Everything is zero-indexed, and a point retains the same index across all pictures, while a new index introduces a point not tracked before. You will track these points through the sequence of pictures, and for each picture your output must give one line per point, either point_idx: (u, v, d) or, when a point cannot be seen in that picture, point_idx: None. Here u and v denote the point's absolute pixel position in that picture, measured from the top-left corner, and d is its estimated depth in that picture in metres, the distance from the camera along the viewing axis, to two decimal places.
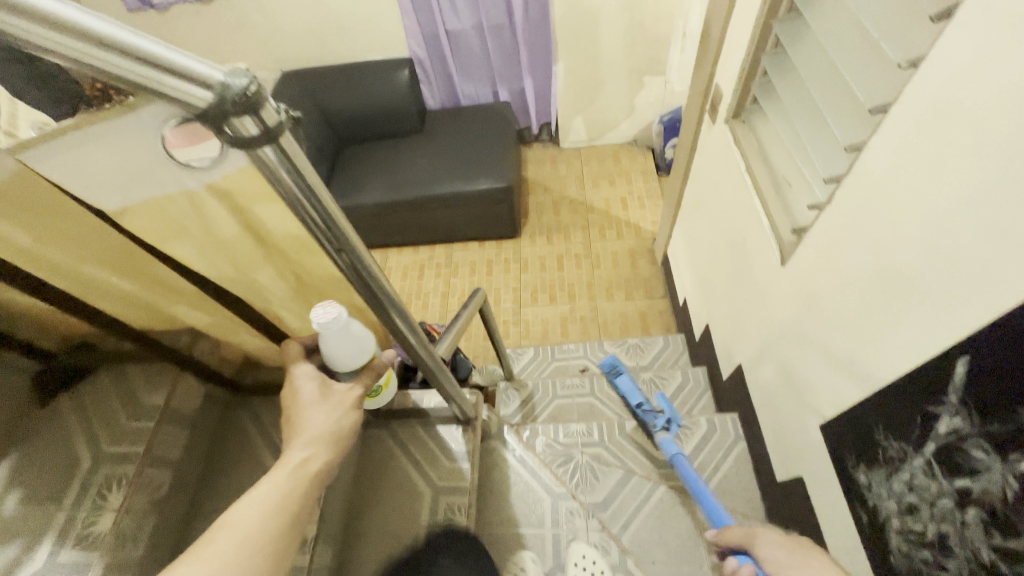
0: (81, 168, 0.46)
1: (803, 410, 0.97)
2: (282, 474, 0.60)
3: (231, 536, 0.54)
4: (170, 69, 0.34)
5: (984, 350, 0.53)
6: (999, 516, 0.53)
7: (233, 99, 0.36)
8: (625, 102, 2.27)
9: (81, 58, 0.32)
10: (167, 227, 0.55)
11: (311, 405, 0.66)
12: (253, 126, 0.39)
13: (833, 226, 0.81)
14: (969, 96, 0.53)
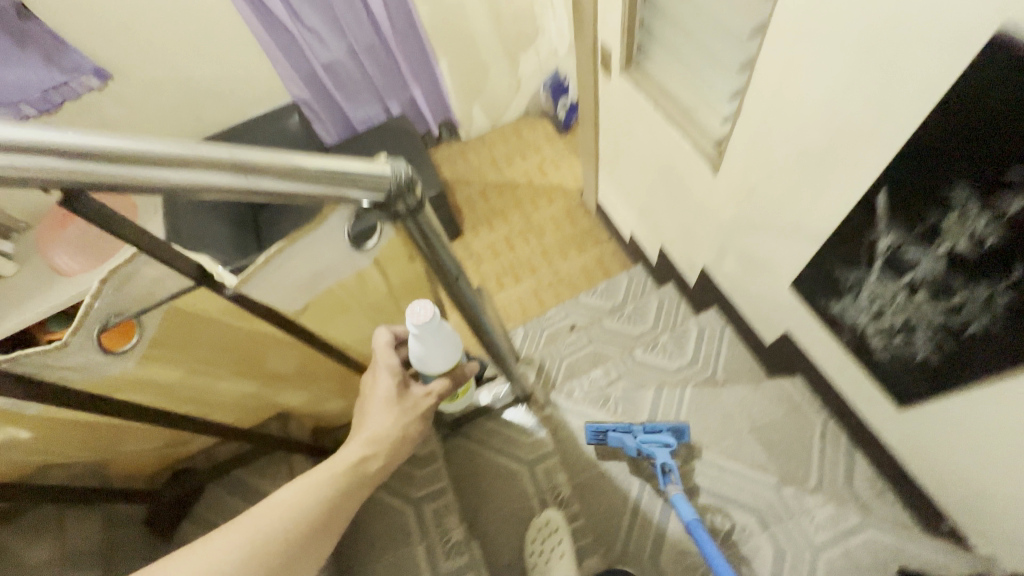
0: (278, 284, 0.62)
1: (769, 279, 1.18)
2: (341, 464, 0.66)
3: (277, 513, 0.59)
4: (363, 177, 0.48)
5: (894, 182, 0.74)
6: (939, 287, 0.75)
7: (397, 192, 0.51)
8: (508, 80, 2.40)
9: (303, 192, 0.46)
10: (327, 314, 0.75)
11: (379, 404, 0.74)
12: (410, 204, 0.54)
13: (749, 130, 0.99)
14: (821, 10, 0.72)
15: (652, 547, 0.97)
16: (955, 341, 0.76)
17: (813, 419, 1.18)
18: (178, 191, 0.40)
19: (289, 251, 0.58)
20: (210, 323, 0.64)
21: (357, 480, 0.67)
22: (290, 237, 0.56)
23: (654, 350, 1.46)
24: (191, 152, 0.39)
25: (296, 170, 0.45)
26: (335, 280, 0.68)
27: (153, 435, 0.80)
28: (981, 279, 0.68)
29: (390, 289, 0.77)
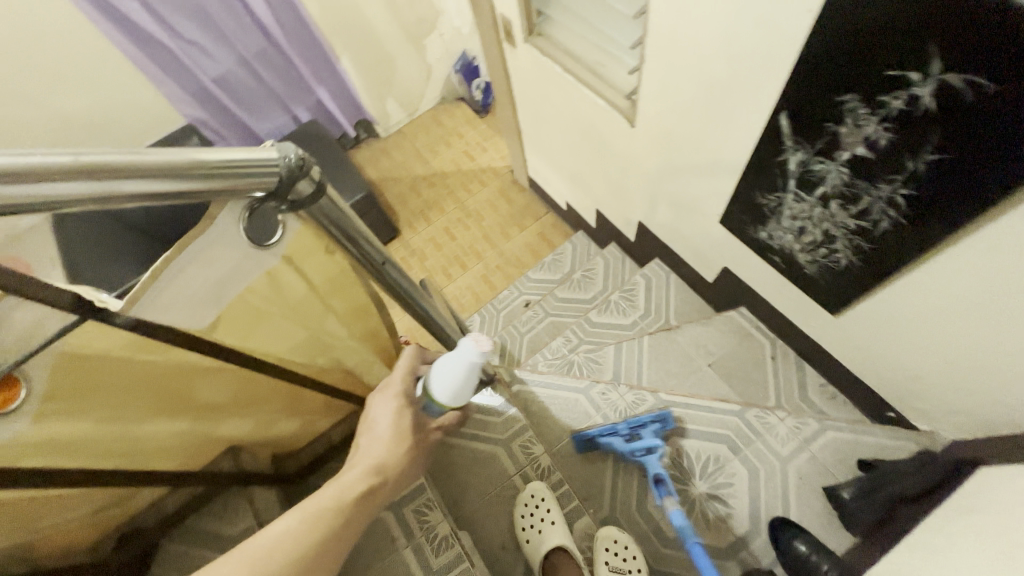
0: (180, 298, 0.56)
1: (701, 219, 1.22)
2: (350, 491, 0.62)
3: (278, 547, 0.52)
4: (247, 163, 0.45)
5: (791, 102, 0.77)
6: (849, 196, 0.79)
7: (292, 177, 0.49)
8: (417, 69, 2.33)
9: (181, 191, 0.42)
10: (247, 326, 0.68)
11: (390, 431, 0.72)
12: (306, 186, 0.52)
13: (657, 74, 1.00)
14: None
15: (639, 497, 1.04)
16: (870, 242, 0.82)
17: (763, 343, 1.24)
18: (19, 207, 0.34)
19: (178, 262, 0.52)
20: (112, 357, 0.57)
21: (357, 514, 0.61)
22: (176, 245, 0.50)
23: (608, 310, 1.49)
24: (29, 159, 0.32)
25: (168, 166, 0.40)
26: (243, 287, 0.62)
27: (84, 499, 0.70)
28: (883, 181, 0.72)
29: (312, 289, 0.72)
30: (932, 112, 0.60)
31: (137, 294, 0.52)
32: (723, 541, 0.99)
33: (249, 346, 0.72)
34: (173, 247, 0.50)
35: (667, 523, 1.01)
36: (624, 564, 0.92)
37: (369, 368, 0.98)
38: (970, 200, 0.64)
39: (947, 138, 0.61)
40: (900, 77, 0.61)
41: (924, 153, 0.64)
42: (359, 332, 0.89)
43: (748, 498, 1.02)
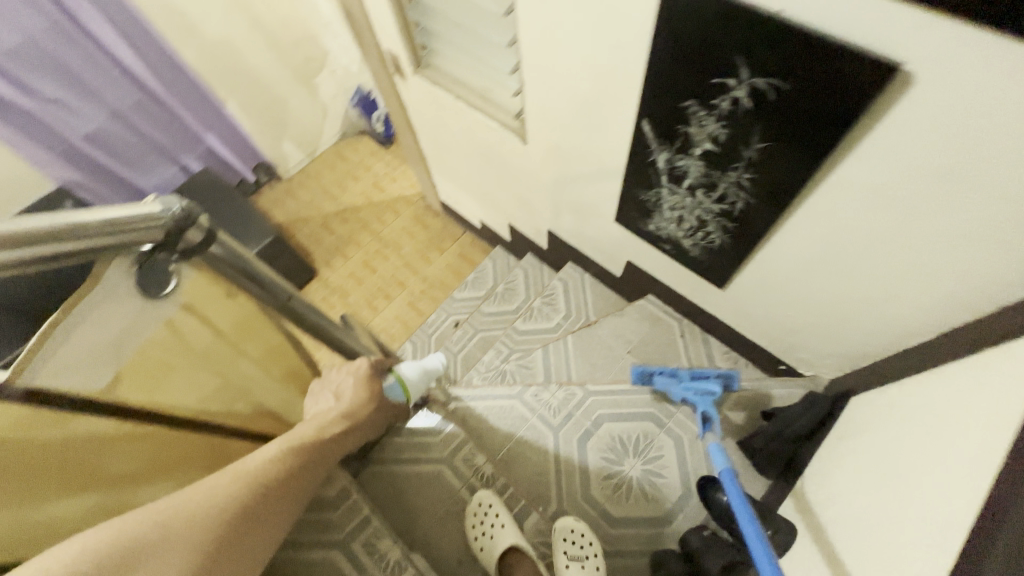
0: (78, 358, 0.56)
1: (599, 220, 1.33)
2: (317, 432, 0.80)
3: (257, 461, 0.70)
4: (133, 219, 0.47)
5: (648, 110, 0.88)
6: (708, 183, 0.92)
7: (180, 225, 0.52)
8: (312, 107, 2.30)
9: (65, 252, 0.42)
10: (153, 380, 0.67)
11: (354, 390, 0.91)
12: (198, 233, 0.56)
13: (538, 94, 1.10)
14: None
15: (583, 486, 1.10)
16: (733, 221, 0.95)
17: (672, 324, 1.37)
18: None
19: (71, 321, 0.52)
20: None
21: (323, 448, 0.78)
22: (67, 303, 0.51)
23: (532, 317, 1.56)
24: None
25: (51, 231, 0.40)
26: (144, 339, 0.62)
27: None
28: (730, 169, 0.85)
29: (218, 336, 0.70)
30: (752, 109, 0.72)
31: (30, 356, 0.51)
32: (660, 510, 1.07)
33: (158, 399, 0.69)
34: (64, 306, 0.51)
35: (611, 504, 1.08)
36: (583, 551, 0.98)
37: (292, 408, 0.96)
38: (797, 175, 0.77)
39: (768, 129, 0.73)
40: (723, 83, 0.73)
41: (753, 144, 0.77)
42: (277, 372, 0.90)
43: (677, 466, 1.11)
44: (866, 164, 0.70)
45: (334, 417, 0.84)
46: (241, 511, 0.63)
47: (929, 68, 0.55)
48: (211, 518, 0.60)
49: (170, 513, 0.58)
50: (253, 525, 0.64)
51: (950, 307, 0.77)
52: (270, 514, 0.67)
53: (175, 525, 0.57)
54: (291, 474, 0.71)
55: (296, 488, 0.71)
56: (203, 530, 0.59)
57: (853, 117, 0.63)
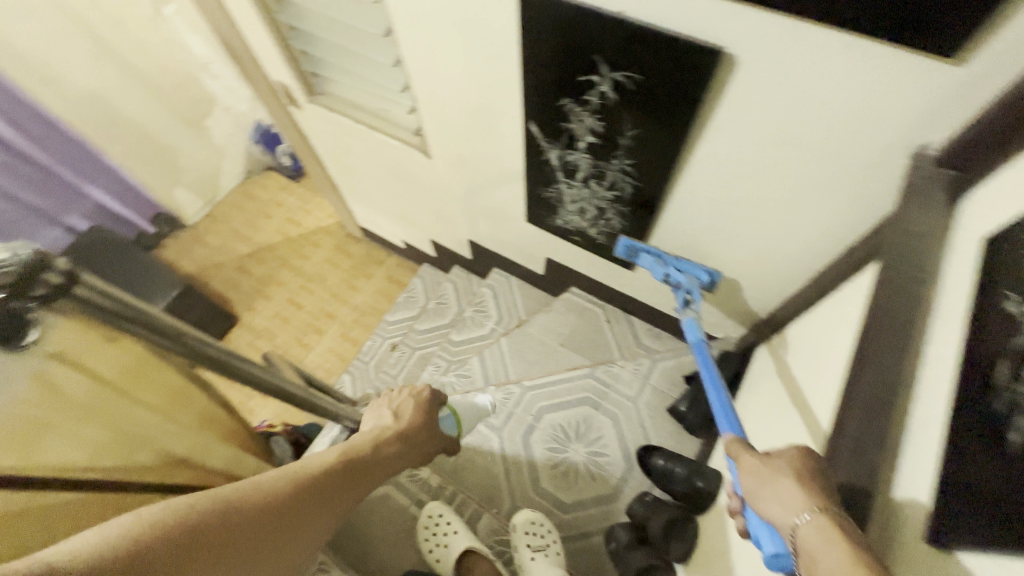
0: None
1: (513, 222, 1.38)
2: (366, 451, 0.76)
3: (310, 467, 0.66)
4: None
5: (531, 112, 0.93)
6: (599, 174, 0.98)
7: (32, 271, 0.48)
8: (209, 148, 2.20)
9: None
10: (30, 439, 0.59)
11: (409, 413, 0.90)
12: (60, 276, 0.51)
13: (431, 109, 1.13)
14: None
15: (532, 480, 1.14)
16: (626, 204, 1.02)
17: (596, 311, 1.41)
18: None
19: None
20: None
21: (371, 466, 0.75)
22: None
23: (466, 326, 1.58)
24: None
25: None
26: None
27: None
28: (612, 157, 0.92)
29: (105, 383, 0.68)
30: (619, 100, 0.79)
31: None
32: (607, 487, 1.11)
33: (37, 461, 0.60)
34: None
35: (562, 492, 1.12)
36: (544, 540, 1.00)
37: (210, 454, 0.86)
38: (668, 155, 0.84)
39: (636, 117, 0.80)
40: (589, 80, 0.79)
41: (626, 132, 0.84)
42: (190, 420, 0.85)
43: (618, 443, 1.17)
44: (720, 139, 0.78)
45: (389, 435, 0.83)
46: (287, 513, 0.59)
47: (746, 51, 0.64)
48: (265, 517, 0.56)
49: (227, 502, 0.53)
50: (292, 531, 0.58)
51: (811, 255, 0.87)
52: (310, 523, 0.61)
53: (235, 512, 0.53)
54: (346, 485, 0.68)
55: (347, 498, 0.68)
56: (257, 524, 0.55)
57: (700, 98, 0.71)
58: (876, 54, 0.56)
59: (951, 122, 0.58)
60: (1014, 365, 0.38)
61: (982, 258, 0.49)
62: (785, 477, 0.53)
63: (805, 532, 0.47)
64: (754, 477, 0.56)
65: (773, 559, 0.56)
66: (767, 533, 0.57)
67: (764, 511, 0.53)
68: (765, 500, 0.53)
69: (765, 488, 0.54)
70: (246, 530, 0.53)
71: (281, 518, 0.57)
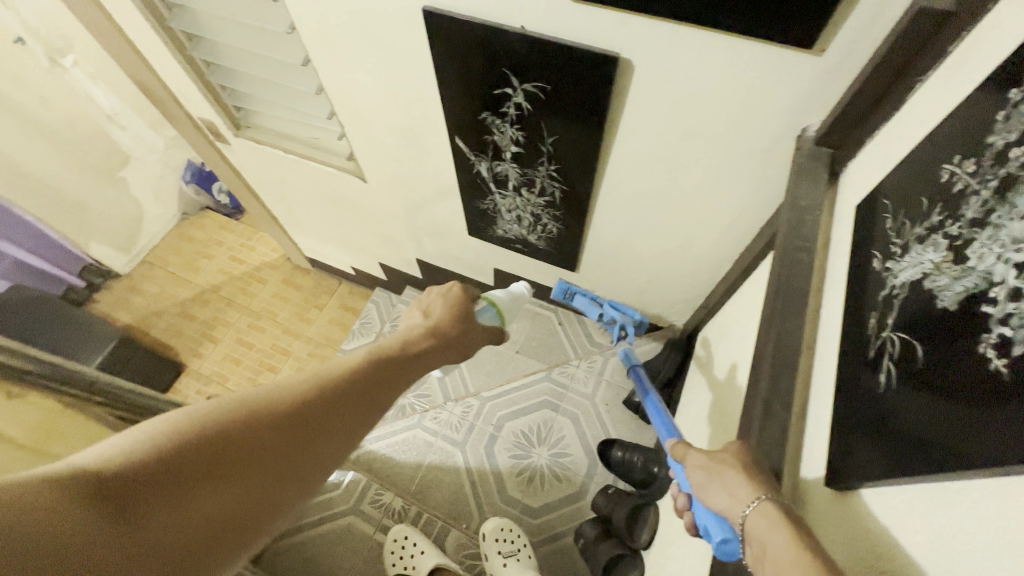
0: None
1: (456, 236, 1.39)
2: (397, 348, 0.62)
3: (335, 369, 0.55)
4: None
5: (455, 127, 0.95)
6: (527, 181, 1.02)
7: None
8: (137, 193, 2.11)
9: None
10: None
11: (439, 310, 0.73)
12: None
13: (359, 133, 1.13)
14: (335, 22, 0.87)
15: (499, 489, 1.14)
16: (558, 209, 1.06)
17: (548, 315, 1.41)
18: None
19: None
20: None
21: (406, 365, 0.61)
22: None
23: None
24: None
25: None
26: None
27: None
28: (537, 165, 0.95)
29: None
30: (534, 109, 0.82)
31: None
32: (573, 486, 1.14)
33: None
34: None
35: (529, 498, 1.13)
36: (514, 545, 1.01)
37: None
38: (588, 158, 0.88)
39: (553, 123, 0.83)
40: (503, 93, 0.83)
41: (546, 139, 0.88)
42: None
43: (580, 441, 1.19)
44: (632, 138, 0.82)
45: (424, 327, 0.69)
46: (316, 417, 0.50)
47: (638, 56, 0.68)
48: (280, 420, 0.48)
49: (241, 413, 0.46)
50: (325, 436, 0.50)
51: (730, 239, 0.93)
52: (346, 426, 0.52)
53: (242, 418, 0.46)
54: (384, 379, 0.58)
55: (389, 393, 0.58)
56: (272, 430, 0.47)
57: (607, 100, 0.75)
58: (749, 51, 0.61)
59: (821, 107, 0.64)
60: (881, 316, 0.43)
61: (856, 227, 0.54)
62: (730, 468, 0.51)
63: (753, 521, 0.45)
64: (703, 472, 0.54)
65: (722, 546, 0.52)
66: (713, 521, 0.54)
67: (712, 503, 0.51)
68: (713, 493, 0.51)
69: (711, 480, 0.52)
70: (258, 434, 0.46)
71: (302, 421, 0.49)
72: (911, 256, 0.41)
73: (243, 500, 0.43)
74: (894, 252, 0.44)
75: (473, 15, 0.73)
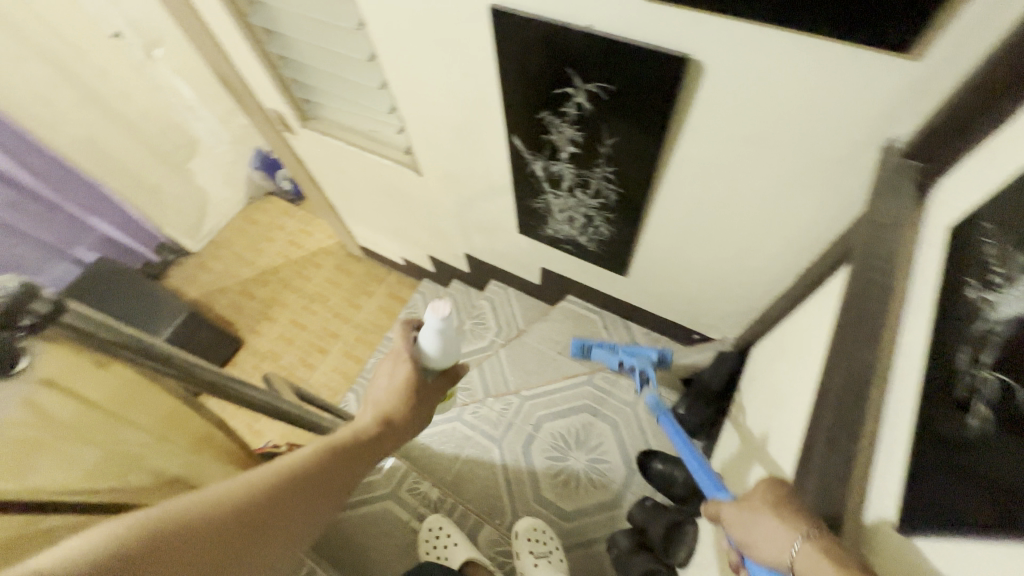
0: None
1: (505, 233, 1.39)
2: (349, 436, 0.65)
3: (292, 462, 0.57)
4: None
5: (515, 127, 0.95)
6: (582, 182, 1.00)
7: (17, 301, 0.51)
8: (210, 177, 2.25)
9: None
10: (15, 455, 0.59)
11: (389, 383, 0.73)
12: (42, 303, 0.54)
13: (418, 127, 1.15)
14: (401, 19, 0.88)
15: (533, 488, 1.14)
16: (613, 211, 1.03)
17: (593, 319, 1.40)
18: None
19: None
20: None
21: (362, 450, 0.64)
22: None
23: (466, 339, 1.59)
24: None
25: None
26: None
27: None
28: (594, 167, 0.93)
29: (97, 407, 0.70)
30: (595, 109, 0.81)
31: None
32: (608, 493, 1.12)
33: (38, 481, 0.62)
34: None
35: (562, 501, 1.12)
36: (546, 547, 1.01)
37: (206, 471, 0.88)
38: (648, 160, 0.85)
39: (612, 124, 0.81)
40: (564, 93, 0.81)
41: (606, 139, 0.86)
42: (185, 441, 0.85)
43: (618, 449, 1.16)
44: (696, 143, 0.79)
45: (372, 417, 0.69)
46: (276, 512, 0.51)
47: (710, 58, 0.65)
48: (246, 494, 0.50)
49: (206, 507, 0.47)
50: (282, 531, 0.51)
51: (795, 253, 0.88)
52: (300, 521, 0.53)
53: (209, 494, 0.48)
54: (344, 455, 0.62)
55: (352, 468, 0.62)
56: (254, 508, 0.50)
57: (672, 104, 0.72)
58: (836, 55, 0.57)
59: (912, 116, 0.59)
60: (974, 351, 0.39)
61: (945, 250, 0.50)
62: (766, 515, 0.54)
63: (799, 559, 0.47)
64: (742, 526, 0.56)
65: None
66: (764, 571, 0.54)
67: (761, 557, 0.53)
68: (757, 544, 0.53)
69: (751, 531, 0.55)
70: (223, 512, 0.48)
71: (269, 494, 0.52)
72: (1017, 288, 0.37)
73: (213, 572, 0.45)
74: (995, 281, 0.40)
75: (538, 13, 0.73)
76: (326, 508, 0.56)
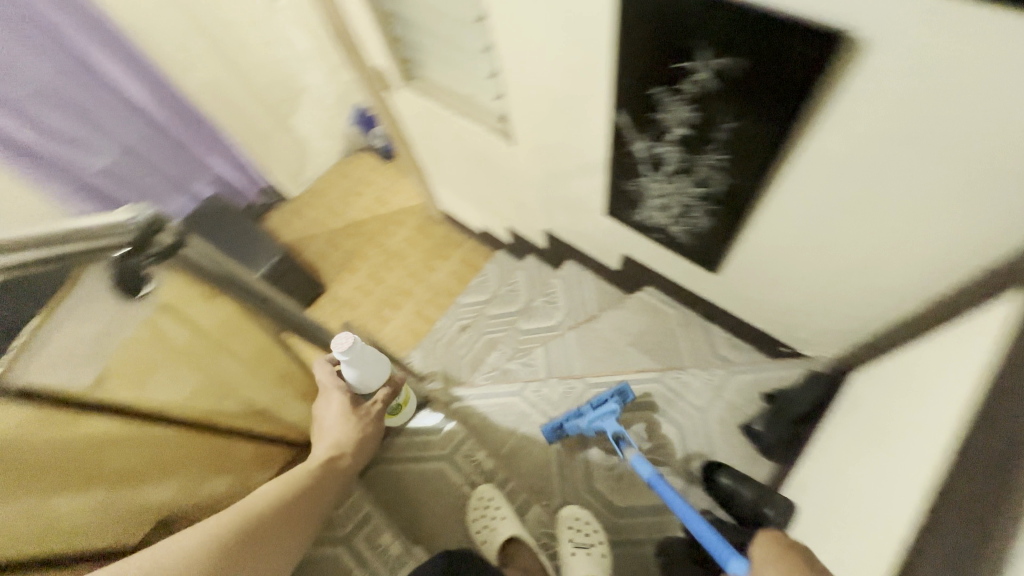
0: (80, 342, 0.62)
1: (591, 214, 1.34)
2: (308, 472, 0.82)
3: (253, 503, 0.72)
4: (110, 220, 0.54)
5: (622, 100, 0.89)
6: (686, 169, 0.91)
7: (147, 229, 0.57)
8: (312, 129, 2.38)
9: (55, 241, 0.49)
10: (139, 370, 0.69)
11: (333, 420, 0.90)
12: (167, 236, 0.61)
13: (518, 95, 1.12)
14: None
15: (585, 477, 1.12)
16: (717, 204, 0.94)
17: (671, 314, 1.33)
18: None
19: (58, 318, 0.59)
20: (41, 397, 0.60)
21: (320, 481, 0.82)
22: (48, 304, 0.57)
23: (535, 316, 1.57)
24: None
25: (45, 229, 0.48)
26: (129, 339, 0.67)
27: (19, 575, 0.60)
28: (703, 153, 0.85)
29: (203, 333, 0.76)
30: (717, 88, 0.72)
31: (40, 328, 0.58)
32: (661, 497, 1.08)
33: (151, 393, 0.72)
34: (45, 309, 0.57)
35: (614, 494, 1.10)
36: (589, 539, 1.00)
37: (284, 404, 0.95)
38: (771, 150, 0.75)
39: (734, 107, 0.72)
40: (685, 67, 0.73)
41: (722, 124, 0.77)
42: (271, 374, 0.92)
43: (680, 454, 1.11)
44: (835, 133, 0.69)
45: (324, 453, 0.87)
46: (249, 535, 0.66)
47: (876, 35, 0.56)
48: (222, 526, 0.65)
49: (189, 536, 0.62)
50: (260, 546, 0.66)
51: (934, 275, 0.75)
52: (273, 538, 0.69)
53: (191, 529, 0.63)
54: (299, 489, 0.78)
55: (309, 497, 0.78)
56: (230, 536, 0.64)
57: (814, 87, 0.63)
58: None
59: None
60: None
61: None
62: None
63: None
64: None
65: None
66: None
67: None
68: None
69: None
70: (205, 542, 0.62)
71: (239, 527, 0.66)
72: None
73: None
74: None
75: None
76: (292, 526, 0.73)
